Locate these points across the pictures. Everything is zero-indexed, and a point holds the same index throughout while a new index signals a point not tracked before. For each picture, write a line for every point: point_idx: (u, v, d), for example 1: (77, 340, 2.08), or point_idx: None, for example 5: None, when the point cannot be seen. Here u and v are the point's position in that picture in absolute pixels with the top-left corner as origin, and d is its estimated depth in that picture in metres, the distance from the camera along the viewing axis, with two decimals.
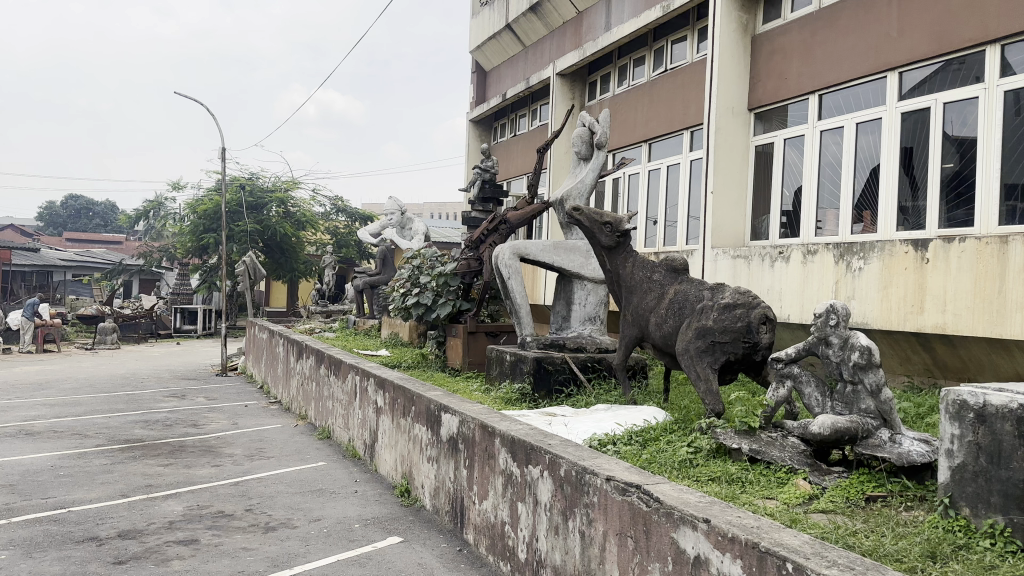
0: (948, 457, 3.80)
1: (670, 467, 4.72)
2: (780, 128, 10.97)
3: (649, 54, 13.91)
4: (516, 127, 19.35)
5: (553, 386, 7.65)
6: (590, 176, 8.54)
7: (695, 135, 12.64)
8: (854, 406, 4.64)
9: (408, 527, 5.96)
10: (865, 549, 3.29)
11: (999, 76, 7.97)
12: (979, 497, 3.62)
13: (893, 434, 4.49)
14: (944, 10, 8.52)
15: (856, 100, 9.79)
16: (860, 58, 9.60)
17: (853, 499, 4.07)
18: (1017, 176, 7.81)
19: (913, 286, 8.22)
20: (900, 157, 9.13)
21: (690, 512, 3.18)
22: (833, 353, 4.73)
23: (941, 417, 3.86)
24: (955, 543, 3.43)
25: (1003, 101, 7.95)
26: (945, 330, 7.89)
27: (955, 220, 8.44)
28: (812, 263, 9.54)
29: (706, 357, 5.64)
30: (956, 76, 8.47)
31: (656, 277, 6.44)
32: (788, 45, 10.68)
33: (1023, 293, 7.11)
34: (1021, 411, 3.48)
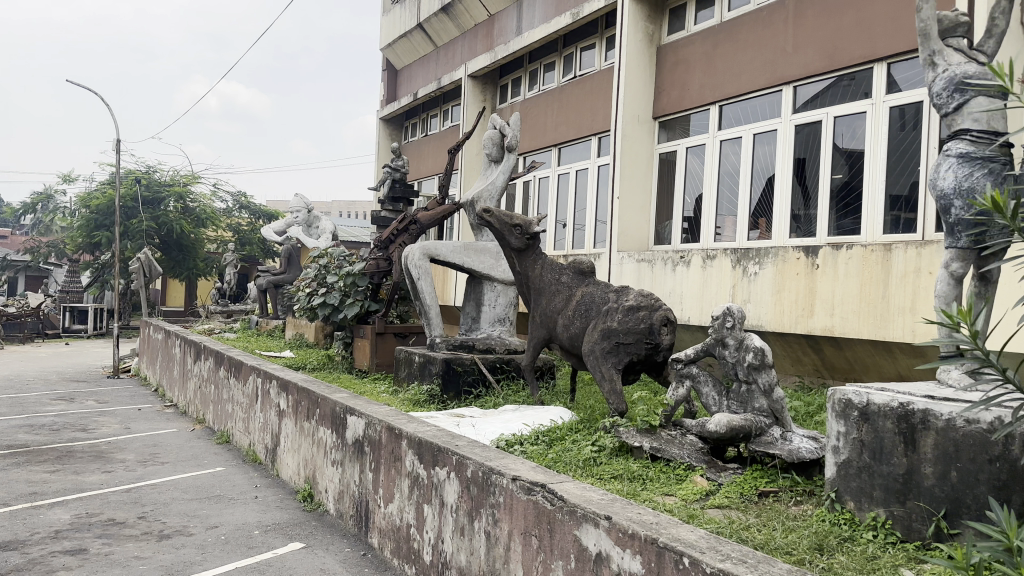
0: (834, 454, 4.01)
1: (575, 465, 4.79)
2: (683, 136, 11.29)
3: (559, 60, 14.10)
4: (427, 128, 19.27)
5: (462, 387, 7.64)
6: (501, 178, 8.60)
7: (603, 141, 12.89)
8: (749, 405, 4.82)
9: (311, 532, 5.83)
10: (757, 542, 3.43)
11: (885, 92, 8.44)
12: (863, 491, 3.83)
13: (784, 432, 4.69)
14: (834, 28, 8.96)
15: (754, 111, 10.19)
16: (757, 71, 10.00)
17: (747, 495, 4.23)
18: (900, 188, 8.30)
19: (804, 290, 8.63)
20: (795, 168, 9.57)
21: (593, 510, 3.23)
22: (729, 354, 4.90)
23: (828, 415, 4.06)
24: (841, 535, 3.62)
25: (888, 116, 8.42)
26: (833, 333, 8.30)
27: (843, 228, 8.94)
28: (711, 268, 9.89)
29: (611, 358, 5.74)
30: (846, 91, 8.93)
31: (564, 279, 6.53)
32: (691, 56, 11.00)
33: (904, 298, 7.55)
34: (901, 410, 3.69)
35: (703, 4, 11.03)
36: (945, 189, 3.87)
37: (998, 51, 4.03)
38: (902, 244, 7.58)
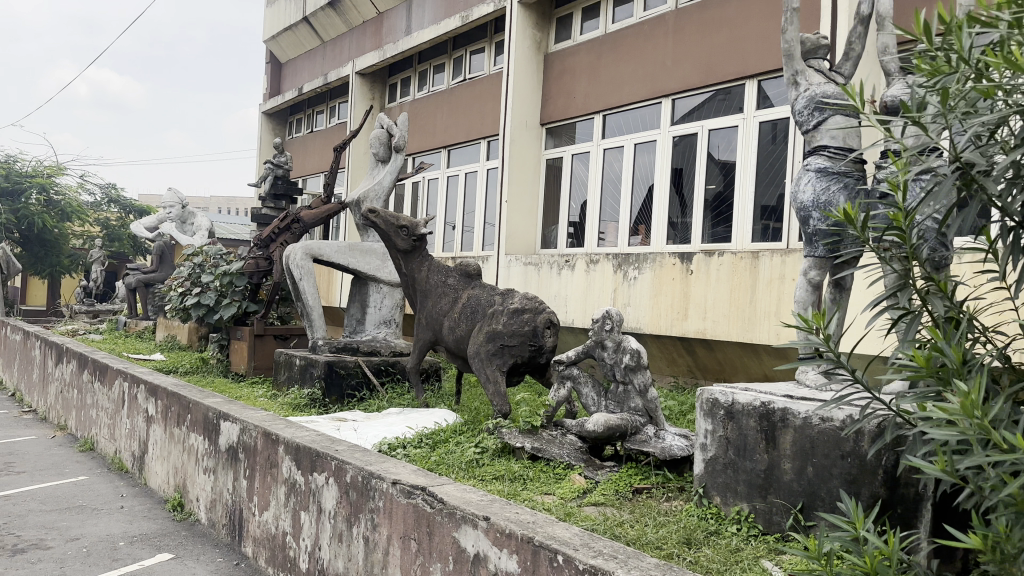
0: (702, 451, 4.19)
1: (457, 468, 4.79)
2: (569, 143, 11.52)
3: (448, 62, 14.09)
4: (313, 124, 18.82)
5: (345, 390, 7.50)
6: (388, 179, 8.50)
7: (492, 145, 12.97)
8: (625, 404, 4.99)
9: (180, 543, 5.58)
10: (629, 538, 3.53)
11: (756, 108, 8.90)
12: (728, 487, 4.02)
13: (658, 431, 4.86)
14: (711, 45, 9.36)
15: (636, 121, 10.51)
16: (639, 83, 10.31)
17: (623, 491, 4.35)
18: (769, 200, 8.77)
19: (680, 294, 8.98)
20: (674, 177, 9.96)
21: (471, 511, 3.24)
22: (608, 355, 5.04)
23: (697, 414, 4.26)
24: (707, 529, 3.78)
25: (759, 131, 8.88)
26: (705, 335, 8.68)
27: (717, 236, 9.37)
28: (594, 271, 10.13)
29: (495, 360, 5.78)
30: (720, 105, 9.35)
31: (450, 281, 6.52)
32: (577, 65, 11.24)
33: (769, 302, 7.98)
34: (762, 408, 3.91)
35: (589, 15, 11.29)
36: (805, 201, 4.12)
37: (853, 73, 4.32)
38: (770, 252, 8.00)
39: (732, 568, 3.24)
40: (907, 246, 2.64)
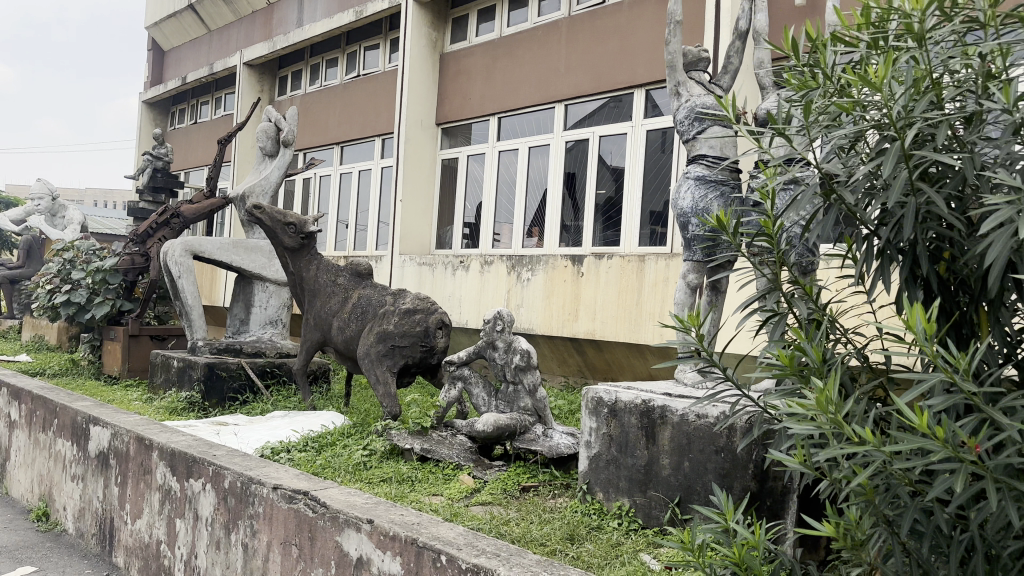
0: (587, 448, 4.29)
1: (344, 471, 4.71)
2: (464, 144, 11.53)
3: (341, 57, 13.84)
4: (197, 116, 18.09)
5: (226, 393, 7.24)
6: (276, 174, 8.27)
7: (386, 143, 12.82)
8: (515, 404, 5.02)
9: (44, 555, 5.24)
10: (514, 536, 3.57)
11: (644, 116, 9.16)
12: (610, 483, 4.13)
13: (546, 429, 4.95)
14: (602, 53, 9.57)
15: (530, 125, 10.64)
16: (533, 87, 10.44)
17: (510, 490, 4.39)
18: (656, 206, 9.05)
19: (571, 296, 9.14)
20: (566, 181, 10.14)
21: (354, 514, 3.20)
22: (499, 356, 5.07)
23: (582, 412, 4.36)
24: (590, 525, 3.87)
25: (647, 138, 9.15)
26: (594, 336, 8.87)
27: (607, 239, 9.59)
28: (487, 272, 10.19)
29: (386, 361, 5.72)
30: (610, 113, 9.58)
31: (339, 281, 6.40)
32: (472, 67, 11.27)
33: (654, 304, 8.23)
34: (643, 405, 4.04)
35: (484, 17, 11.34)
36: (685, 208, 4.29)
37: (732, 86, 4.51)
38: (655, 256, 8.26)
39: (612, 563, 3.34)
40: (774, 251, 2.79)
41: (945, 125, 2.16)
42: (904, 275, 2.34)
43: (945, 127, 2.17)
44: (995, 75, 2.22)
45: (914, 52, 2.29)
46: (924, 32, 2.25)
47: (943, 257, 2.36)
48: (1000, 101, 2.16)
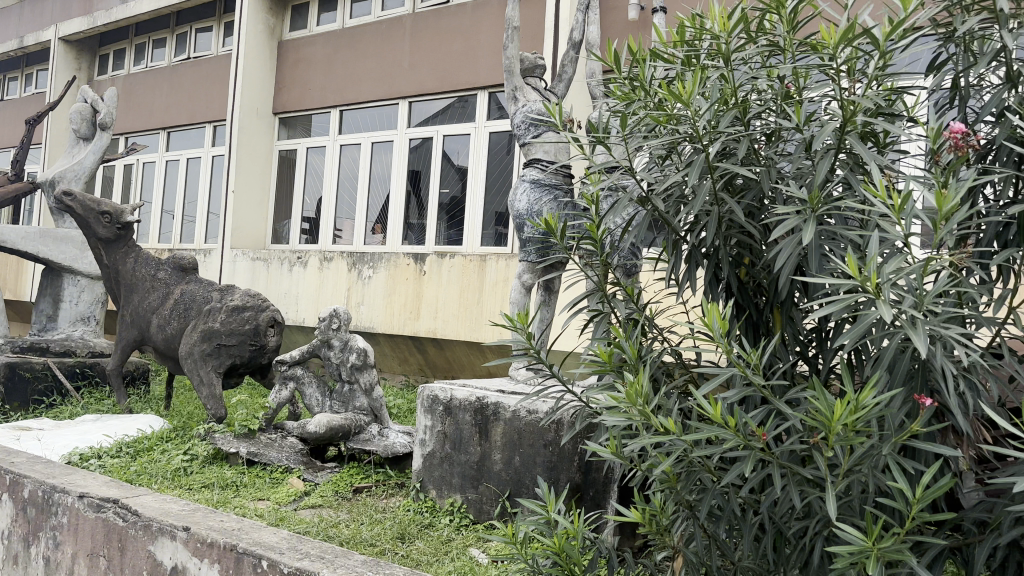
0: (421, 447, 4.29)
1: (162, 477, 4.45)
2: (303, 136, 11.20)
3: (170, 38, 13.02)
4: (2, 92, 16.44)
5: (31, 397, 6.68)
6: (91, 159, 7.66)
7: (219, 131, 12.22)
8: (350, 404, 4.92)
9: None
10: (343, 538, 3.52)
11: (487, 118, 9.29)
12: (443, 480, 4.16)
13: (381, 429, 4.90)
14: (445, 53, 9.59)
15: (373, 120, 10.48)
16: (375, 82, 10.29)
17: (341, 492, 4.31)
18: (498, 207, 9.21)
19: (412, 294, 9.12)
20: (409, 179, 10.09)
21: (169, 522, 3.03)
22: (333, 354, 4.97)
23: (418, 410, 4.35)
24: (421, 523, 3.87)
25: (490, 141, 9.29)
26: (435, 335, 8.89)
27: (450, 238, 9.63)
28: (327, 269, 9.96)
29: (211, 361, 5.49)
30: (454, 113, 9.63)
31: (161, 275, 6.03)
32: (313, 57, 10.94)
33: (495, 303, 8.37)
34: (478, 403, 4.09)
35: (325, 8, 11.07)
36: (520, 210, 4.38)
37: (565, 93, 4.66)
38: (496, 256, 8.40)
39: (441, 560, 3.37)
40: (597, 253, 2.94)
41: (744, 140, 2.38)
42: (708, 277, 2.54)
43: (744, 142, 2.39)
44: (790, 93, 2.41)
45: (720, 72, 2.48)
46: (729, 53, 2.46)
47: (743, 262, 2.57)
48: (792, 119, 2.38)
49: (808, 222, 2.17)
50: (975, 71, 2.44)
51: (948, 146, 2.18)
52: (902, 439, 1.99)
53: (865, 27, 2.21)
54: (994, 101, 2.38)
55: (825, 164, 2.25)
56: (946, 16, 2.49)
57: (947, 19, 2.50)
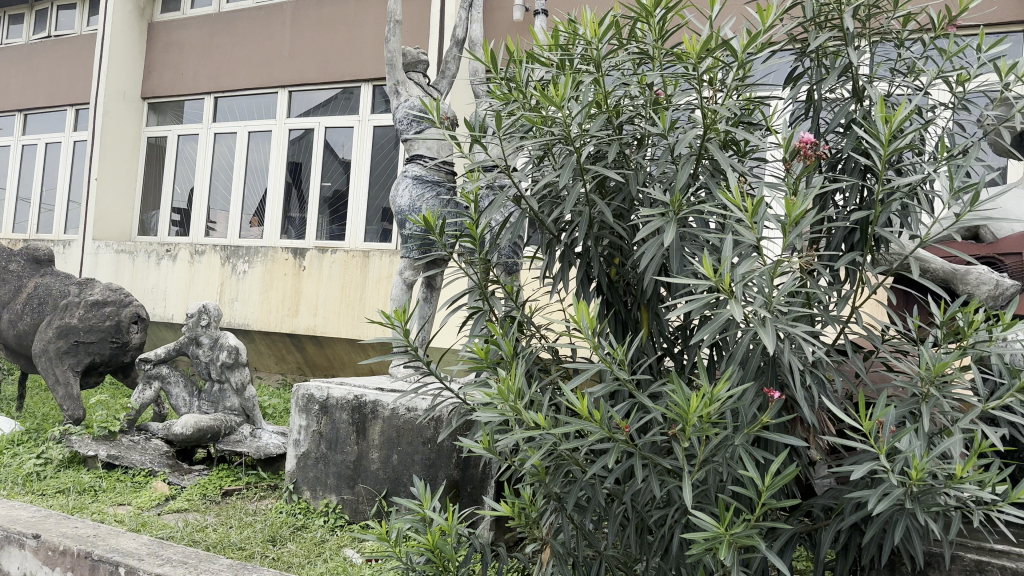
0: (295, 447, 4.21)
1: (11, 483, 4.16)
2: (175, 123, 10.71)
3: (28, 13, 12.14)
4: None
5: None
6: None
7: (82, 115, 11.49)
8: (220, 404, 4.79)
9: None
10: (209, 542, 3.40)
11: (370, 112, 9.15)
12: (318, 480, 4.09)
13: (253, 429, 4.77)
14: (327, 44, 9.33)
15: (251, 109, 10.11)
16: (253, 70, 9.91)
17: (210, 494, 4.16)
18: (382, 202, 9.12)
19: (290, 290, 8.88)
20: (288, 171, 9.83)
21: (18, 529, 2.84)
22: (203, 352, 4.84)
23: (292, 410, 4.26)
24: (294, 524, 3.79)
25: (373, 135, 9.18)
26: (315, 332, 8.70)
27: (332, 233, 9.44)
28: (198, 263, 9.56)
29: (68, 359, 5.17)
30: (336, 106, 9.43)
31: (12, 267, 5.65)
32: (187, 41, 10.44)
33: (377, 299, 8.27)
34: (355, 401, 4.04)
35: None
36: (402, 206, 4.35)
37: (448, 90, 4.65)
38: (378, 252, 8.31)
39: (314, 561, 3.31)
40: (475, 249, 2.96)
41: (614, 145, 2.48)
42: (581, 275, 2.64)
43: (614, 145, 2.50)
44: (657, 100, 2.52)
45: (592, 76, 2.57)
46: (601, 58, 2.52)
47: (614, 262, 2.68)
48: (659, 125, 2.51)
49: (671, 223, 2.30)
50: (825, 84, 2.61)
51: (798, 155, 2.34)
52: (752, 430, 2.13)
53: (725, 38, 2.35)
54: (840, 114, 2.58)
55: (688, 168, 2.38)
56: (802, 29, 2.63)
57: (802, 34, 2.65)
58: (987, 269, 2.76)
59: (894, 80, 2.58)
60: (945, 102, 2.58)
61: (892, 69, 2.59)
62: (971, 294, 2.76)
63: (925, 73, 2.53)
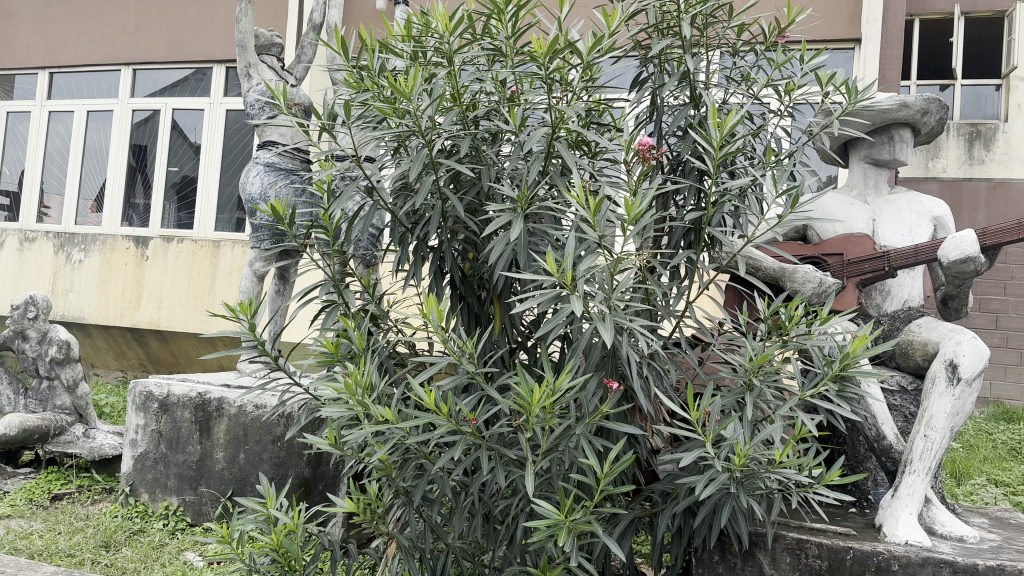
0: (132, 447, 3.99)
1: None
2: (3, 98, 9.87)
3: None
4: None
5: None
6: None
7: None
8: (49, 403, 4.49)
9: None
10: (32, 550, 3.19)
11: (222, 95, 8.75)
12: (158, 482, 3.90)
13: (87, 429, 4.50)
14: (177, 21, 8.81)
15: (91, 86, 9.42)
16: (93, 45, 9.23)
17: (36, 500, 3.88)
18: (232, 191, 8.78)
19: (131, 281, 8.44)
20: (130, 155, 9.25)
21: None
22: (29, 347, 4.50)
23: (128, 409, 4.02)
24: (130, 528, 3.58)
25: (225, 119, 8.78)
26: (158, 326, 8.24)
27: (179, 222, 8.95)
28: (27, 251, 8.91)
29: None
30: (185, 87, 8.96)
31: None
32: (16, 9, 9.56)
33: (227, 290, 8.02)
34: (199, 399, 3.85)
35: None
36: (252, 193, 4.20)
37: (302, 75, 4.51)
38: (230, 243, 8.09)
39: (150, 566, 3.16)
40: (330, 242, 2.89)
41: (466, 139, 2.51)
42: (433, 268, 2.64)
43: (466, 140, 2.53)
44: (509, 97, 2.56)
45: (445, 70, 2.57)
46: (453, 53, 2.51)
47: (468, 256, 2.69)
48: (510, 122, 2.55)
49: (518, 218, 2.36)
50: (666, 89, 2.81)
51: (638, 157, 2.47)
52: (593, 420, 2.21)
53: (572, 41, 2.43)
54: (679, 118, 2.78)
55: (536, 165, 2.45)
56: (648, 36, 2.81)
57: (646, 41, 2.82)
58: (813, 268, 2.94)
59: (729, 87, 2.81)
60: (773, 109, 2.82)
61: (728, 76, 2.82)
62: (798, 291, 2.93)
63: (756, 82, 2.75)
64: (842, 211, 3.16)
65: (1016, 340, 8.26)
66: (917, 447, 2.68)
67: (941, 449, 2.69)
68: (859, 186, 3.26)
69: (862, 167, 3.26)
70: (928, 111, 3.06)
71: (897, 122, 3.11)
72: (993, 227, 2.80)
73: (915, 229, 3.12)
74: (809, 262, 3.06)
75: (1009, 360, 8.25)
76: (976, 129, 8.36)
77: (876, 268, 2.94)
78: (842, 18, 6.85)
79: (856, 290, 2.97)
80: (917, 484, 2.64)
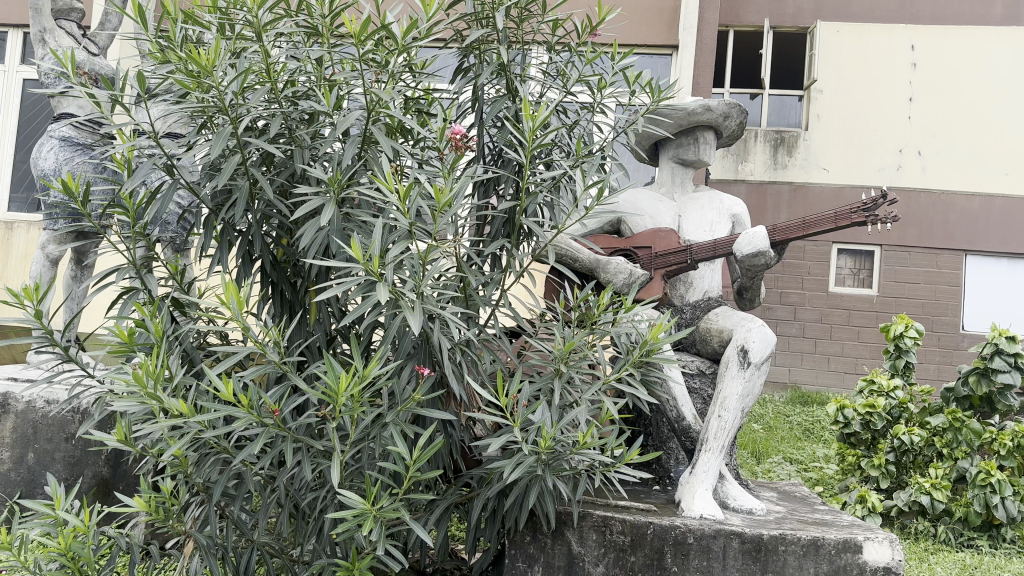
0: None
1: None
2: None
3: None
4: None
5: None
6: None
7: None
8: None
9: None
10: None
11: (18, 63, 8.00)
12: None
13: None
14: None
15: None
16: None
17: None
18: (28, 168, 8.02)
19: None
20: None
21: None
22: None
23: None
24: None
25: (20, 89, 8.02)
26: None
27: None
28: None
29: None
30: None
31: None
32: None
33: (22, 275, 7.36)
34: None
35: None
36: (45, 169, 3.87)
37: (106, 44, 4.23)
38: (24, 224, 7.44)
39: None
40: (130, 222, 2.64)
41: (276, 119, 2.43)
42: (240, 253, 2.52)
43: (276, 120, 2.45)
44: (324, 77, 2.50)
45: (256, 46, 2.49)
46: (262, 27, 2.42)
47: (281, 242, 2.59)
48: (324, 103, 2.48)
49: (329, 201, 2.30)
50: (484, 80, 2.88)
51: (452, 144, 2.49)
52: (403, 407, 2.20)
53: (386, 23, 2.39)
54: (495, 108, 2.86)
55: (349, 149, 2.40)
56: (468, 26, 2.89)
57: (466, 31, 2.91)
58: (624, 260, 3.09)
59: (545, 81, 2.91)
60: (586, 104, 2.96)
61: (545, 70, 2.92)
62: (610, 282, 3.07)
63: (569, 76, 2.86)
64: (651, 206, 3.34)
65: (811, 329, 9.09)
66: (712, 427, 2.87)
67: (733, 428, 2.90)
68: (667, 184, 3.44)
69: (670, 166, 3.44)
70: (729, 115, 3.27)
71: (701, 124, 3.32)
72: (781, 224, 3.03)
73: (715, 225, 3.34)
74: (621, 254, 3.20)
75: (806, 347, 9.06)
76: (781, 136, 9.14)
77: (680, 260, 3.12)
78: (660, 23, 7.23)
79: (663, 281, 3.13)
80: (711, 461, 2.83)
